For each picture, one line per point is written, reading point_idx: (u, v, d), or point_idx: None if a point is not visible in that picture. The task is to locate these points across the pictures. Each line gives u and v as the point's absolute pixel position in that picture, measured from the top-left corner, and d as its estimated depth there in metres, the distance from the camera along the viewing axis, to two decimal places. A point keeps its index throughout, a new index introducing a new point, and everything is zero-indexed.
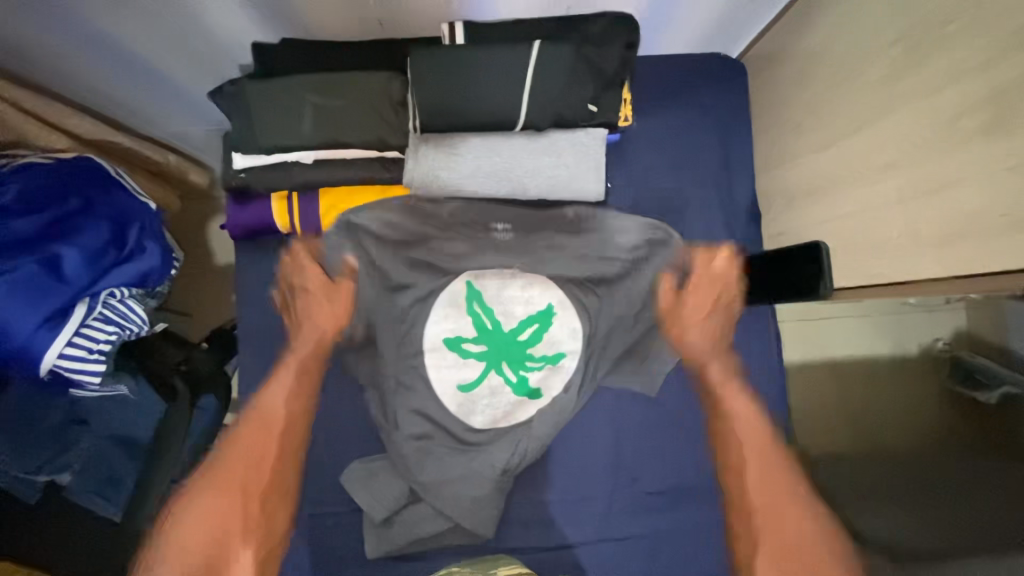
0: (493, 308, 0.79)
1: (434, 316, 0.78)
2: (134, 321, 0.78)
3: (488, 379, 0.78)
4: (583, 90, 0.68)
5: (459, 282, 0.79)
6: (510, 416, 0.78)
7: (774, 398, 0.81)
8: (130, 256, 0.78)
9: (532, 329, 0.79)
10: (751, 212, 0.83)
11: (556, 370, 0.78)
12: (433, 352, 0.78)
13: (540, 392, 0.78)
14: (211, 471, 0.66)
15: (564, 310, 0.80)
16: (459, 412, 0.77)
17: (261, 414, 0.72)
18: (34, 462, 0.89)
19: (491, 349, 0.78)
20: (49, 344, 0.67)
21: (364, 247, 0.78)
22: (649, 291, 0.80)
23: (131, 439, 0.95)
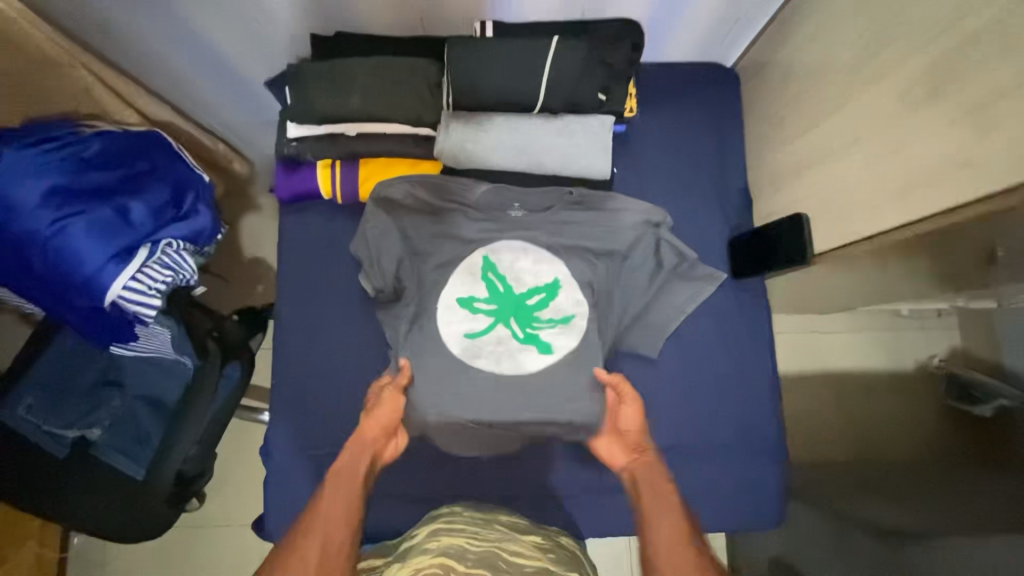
0: (506, 276, 0.83)
1: (450, 282, 0.83)
2: (186, 270, 0.84)
3: (496, 330, 0.81)
4: (594, 80, 0.79)
5: (475, 254, 0.84)
6: (515, 365, 0.81)
7: (764, 367, 0.90)
8: (187, 217, 0.87)
9: (539, 296, 0.83)
10: (742, 198, 0.93)
11: (565, 329, 0.82)
12: (446, 309, 0.82)
13: (550, 347, 0.81)
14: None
15: (571, 283, 0.83)
16: (463, 355, 0.81)
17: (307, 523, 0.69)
18: (69, 418, 1.07)
19: (501, 308, 0.82)
20: (115, 276, 0.75)
21: (397, 214, 0.87)
22: (645, 271, 0.88)
23: (158, 401, 1.12)
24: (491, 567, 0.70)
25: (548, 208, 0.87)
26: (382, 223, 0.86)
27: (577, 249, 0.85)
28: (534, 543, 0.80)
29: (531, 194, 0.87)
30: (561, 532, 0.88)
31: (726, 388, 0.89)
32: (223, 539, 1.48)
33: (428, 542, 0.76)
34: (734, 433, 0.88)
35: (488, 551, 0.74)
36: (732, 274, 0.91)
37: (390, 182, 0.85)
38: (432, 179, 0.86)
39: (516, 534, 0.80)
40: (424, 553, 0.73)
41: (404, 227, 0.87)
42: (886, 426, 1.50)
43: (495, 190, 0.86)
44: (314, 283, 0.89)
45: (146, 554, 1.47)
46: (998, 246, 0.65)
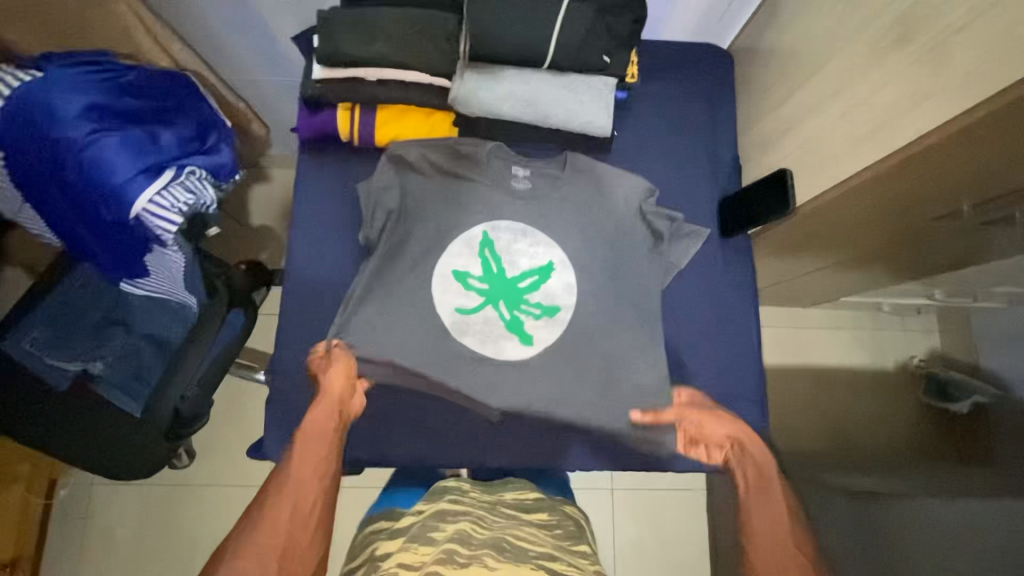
0: (501, 257, 0.89)
1: (451, 251, 0.88)
2: (206, 198, 0.89)
3: (485, 311, 0.87)
4: (599, 42, 0.85)
5: (476, 230, 0.89)
6: (497, 349, 0.87)
7: (748, 320, 0.97)
8: (209, 151, 0.92)
9: (531, 280, 0.88)
10: (732, 167, 1.00)
11: (552, 321, 0.88)
12: (440, 278, 0.87)
13: (531, 338, 0.87)
14: (249, 529, 0.69)
15: (562, 268, 0.89)
16: (451, 327, 0.87)
17: (281, 480, 0.75)
18: (74, 352, 1.09)
19: (492, 289, 0.88)
20: (141, 191, 0.80)
21: (405, 173, 0.91)
22: (643, 246, 0.92)
23: (163, 340, 1.14)
24: (495, 548, 0.77)
25: (555, 181, 0.92)
26: (389, 179, 0.91)
27: (574, 229, 0.90)
28: (539, 519, 0.89)
29: (541, 167, 0.92)
30: (573, 518, 0.93)
31: (712, 338, 0.96)
32: (211, 496, 1.50)
33: (434, 520, 0.82)
34: (722, 384, 0.94)
35: (491, 536, 0.80)
36: (720, 231, 0.97)
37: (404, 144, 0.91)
38: (446, 143, 0.91)
39: (521, 513, 0.89)
40: (428, 534, 0.79)
41: (411, 186, 0.91)
42: (866, 423, 1.59)
43: (496, 155, 0.91)
44: (332, 221, 0.95)
45: (133, 506, 1.48)
46: (958, 206, 0.75)
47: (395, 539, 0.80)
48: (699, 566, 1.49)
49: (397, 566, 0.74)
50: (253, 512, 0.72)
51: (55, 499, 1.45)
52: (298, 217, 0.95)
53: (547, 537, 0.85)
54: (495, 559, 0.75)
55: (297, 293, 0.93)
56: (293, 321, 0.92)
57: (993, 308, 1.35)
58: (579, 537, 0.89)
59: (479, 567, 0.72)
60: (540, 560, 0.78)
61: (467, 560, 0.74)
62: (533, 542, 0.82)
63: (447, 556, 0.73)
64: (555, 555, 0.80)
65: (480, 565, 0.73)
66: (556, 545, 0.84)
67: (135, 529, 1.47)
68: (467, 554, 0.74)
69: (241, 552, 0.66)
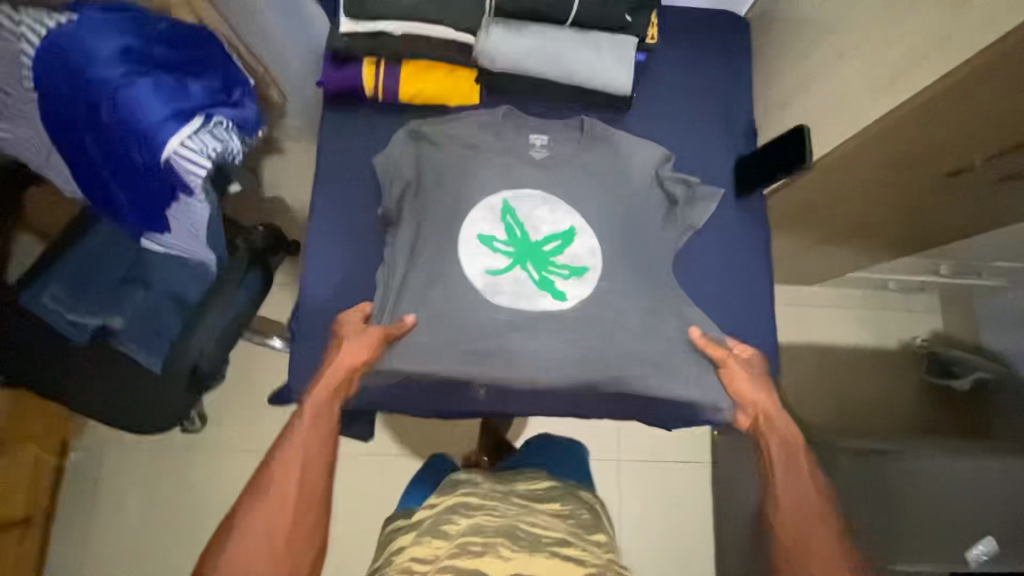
0: (524, 223, 0.87)
1: (475, 217, 0.87)
2: (232, 148, 0.91)
3: (514, 272, 0.86)
4: (621, 2, 0.87)
5: (498, 197, 0.88)
6: (532, 304, 0.86)
7: (762, 277, 0.99)
8: (236, 105, 0.93)
9: (555, 244, 0.87)
10: (747, 130, 1.02)
11: (582, 280, 0.87)
12: (465, 241, 0.87)
13: (564, 295, 0.86)
14: (248, 512, 0.70)
15: (584, 231, 0.88)
16: (483, 288, 0.86)
17: (279, 460, 0.74)
18: (92, 307, 1.10)
19: (518, 251, 0.86)
20: (171, 134, 0.82)
21: (421, 147, 0.93)
22: (664, 212, 0.93)
23: (183, 298, 1.15)
24: (508, 537, 0.80)
25: (575, 151, 0.93)
26: (407, 154, 0.94)
27: (598, 192, 0.90)
28: (551, 508, 0.91)
29: (559, 138, 0.94)
30: (586, 506, 0.96)
31: (729, 294, 0.97)
32: (221, 461, 1.51)
33: (449, 515, 0.85)
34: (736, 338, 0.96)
35: (506, 524, 0.83)
36: (735, 192, 1.00)
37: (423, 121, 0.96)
38: (462, 117, 0.94)
39: (532, 504, 0.91)
40: (444, 528, 0.83)
41: (429, 156, 0.92)
42: (870, 402, 1.61)
43: (510, 120, 0.94)
44: (355, 174, 0.97)
45: (143, 469, 1.50)
46: (970, 160, 0.79)
47: (411, 534, 0.86)
48: (703, 538, 1.51)
49: (410, 559, 0.79)
50: (251, 489, 0.72)
51: (68, 460, 1.48)
52: (323, 168, 0.97)
53: (562, 522, 0.87)
54: (508, 548, 0.77)
55: (319, 243, 0.95)
56: (316, 270, 0.94)
57: (996, 287, 1.37)
58: (594, 527, 0.90)
59: (493, 557, 0.75)
60: (556, 549, 0.80)
61: (482, 548, 0.77)
62: (549, 528, 0.84)
63: (460, 549, 0.77)
64: (568, 540, 0.83)
65: (495, 555, 0.76)
66: (573, 532, 0.86)
67: (146, 492, 1.49)
68: (483, 542, 0.78)
69: (240, 533, 0.68)
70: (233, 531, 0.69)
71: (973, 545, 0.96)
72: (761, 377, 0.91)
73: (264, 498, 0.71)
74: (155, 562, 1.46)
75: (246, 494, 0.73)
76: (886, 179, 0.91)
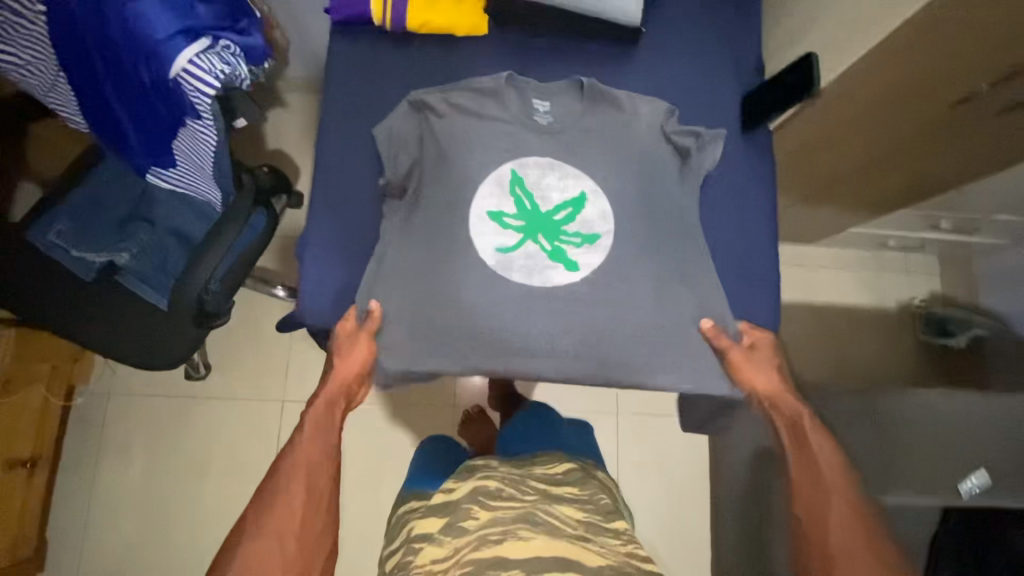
0: (533, 193, 0.87)
1: (481, 194, 0.86)
2: (240, 73, 0.91)
3: (525, 246, 0.86)
4: None
5: (504, 168, 0.87)
6: (544, 279, 0.85)
7: (766, 210, 0.99)
8: (241, 33, 0.91)
9: (566, 212, 0.87)
10: (756, 65, 1.02)
11: (594, 248, 0.86)
12: (476, 220, 0.86)
13: (576, 265, 0.86)
14: (259, 516, 0.80)
15: (595, 196, 0.88)
16: (496, 266, 0.85)
17: (284, 466, 0.84)
18: (98, 245, 1.11)
19: (528, 224, 0.86)
20: (180, 51, 0.82)
21: (425, 118, 0.91)
22: (677, 165, 0.94)
23: (186, 235, 1.17)
24: (527, 522, 0.86)
25: (578, 114, 0.91)
26: (410, 125, 0.92)
27: (605, 155, 0.90)
28: (570, 493, 0.98)
29: (560, 99, 0.92)
30: (602, 490, 1.03)
31: (733, 226, 0.98)
32: (226, 407, 1.53)
33: (469, 502, 0.90)
34: (738, 270, 0.97)
35: (525, 511, 0.88)
36: (742, 127, 1.00)
37: (424, 89, 0.93)
38: (466, 88, 0.91)
39: (552, 488, 0.98)
40: (466, 516, 0.88)
41: (434, 129, 0.90)
42: (863, 361, 1.64)
43: (514, 87, 0.91)
44: (363, 101, 0.96)
45: (148, 413, 1.52)
46: (976, 84, 0.81)
47: (434, 520, 0.91)
48: (701, 489, 1.54)
49: (430, 559, 0.85)
50: (263, 491, 0.83)
51: (73, 404, 1.50)
52: (330, 94, 0.96)
53: (578, 513, 0.93)
54: (529, 530, 0.84)
55: (326, 169, 0.95)
56: (322, 195, 0.94)
57: (996, 247, 1.38)
58: (613, 513, 0.97)
59: (514, 541, 0.82)
60: (570, 534, 0.86)
61: (500, 536, 0.83)
62: (566, 517, 0.90)
63: (480, 542, 0.83)
64: (587, 537, 0.88)
65: (514, 539, 0.82)
66: (588, 520, 0.92)
67: (150, 437, 1.51)
68: (500, 530, 0.84)
69: (251, 534, 0.78)
70: (246, 532, 0.78)
71: (966, 479, 0.99)
72: (772, 366, 0.93)
73: (275, 502, 0.81)
74: (159, 506, 1.48)
75: (260, 497, 0.82)
76: (892, 104, 0.92)
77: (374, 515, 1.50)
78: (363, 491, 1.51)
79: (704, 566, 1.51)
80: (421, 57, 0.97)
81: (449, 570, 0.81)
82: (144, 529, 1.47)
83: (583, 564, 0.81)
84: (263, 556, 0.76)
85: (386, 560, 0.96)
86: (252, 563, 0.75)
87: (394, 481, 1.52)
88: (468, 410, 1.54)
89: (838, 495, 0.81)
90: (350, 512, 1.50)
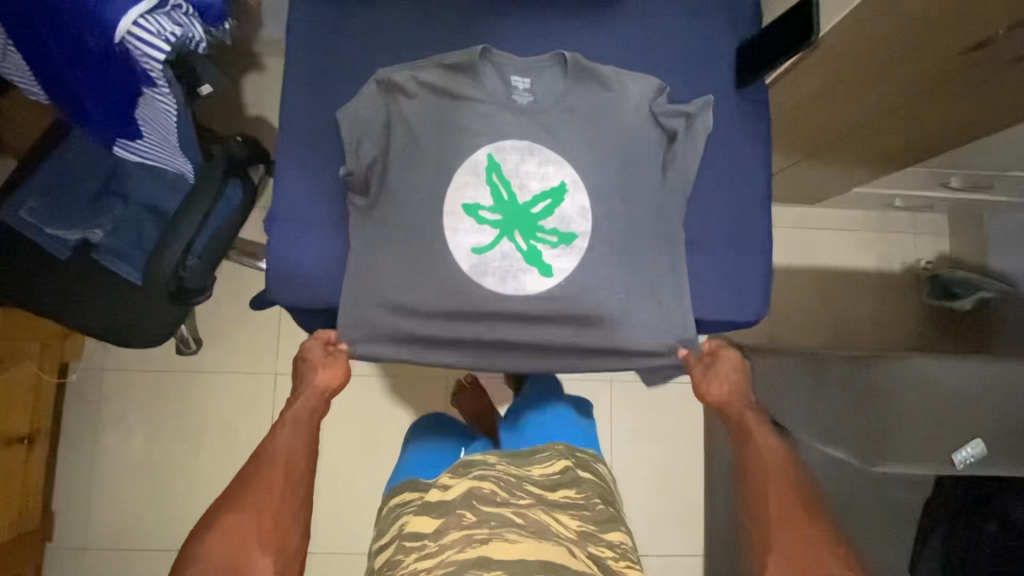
0: (510, 181, 0.84)
1: (456, 181, 0.83)
2: (194, 33, 0.86)
3: (500, 245, 0.83)
4: None
5: (480, 154, 0.84)
6: (517, 284, 0.83)
7: (761, 173, 0.93)
8: None
9: (544, 205, 0.83)
10: (754, 15, 0.94)
11: (570, 250, 0.83)
12: (451, 216, 0.83)
13: (551, 269, 0.83)
14: (240, 495, 0.86)
15: (575, 188, 0.84)
16: (470, 270, 0.82)
17: (266, 455, 0.92)
18: (71, 222, 1.08)
19: (505, 219, 0.83)
20: (124, 11, 0.77)
21: (394, 100, 0.85)
22: (666, 145, 0.88)
23: (157, 207, 1.11)
24: (515, 524, 0.86)
25: (559, 94, 0.86)
26: (377, 105, 0.85)
27: (584, 138, 0.85)
28: (567, 498, 0.99)
29: (542, 75, 0.86)
30: (601, 494, 1.03)
31: (727, 192, 0.91)
32: (217, 381, 1.53)
33: (462, 508, 0.90)
34: (730, 238, 0.91)
35: (514, 513, 0.89)
36: (737, 83, 0.92)
37: (391, 67, 0.86)
38: (438, 64, 0.85)
39: (548, 494, 0.98)
40: (457, 521, 0.88)
41: (403, 113, 0.84)
42: (864, 325, 1.60)
43: (489, 62, 0.86)
44: (328, 64, 0.89)
45: (143, 387, 1.52)
46: (993, 29, 0.75)
47: (426, 520, 0.91)
48: (694, 455, 1.55)
49: (415, 556, 0.86)
50: (246, 476, 0.89)
51: (67, 380, 1.50)
52: (292, 58, 0.90)
53: (574, 521, 0.94)
54: (517, 534, 0.84)
55: (291, 139, 0.89)
56: (288, 169, 0.88)
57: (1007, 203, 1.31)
58: (608, 523, 0.97)
59: (500, 542, 0.82)
60: (562, 538, 0.87)
61: (487, 536, 0.84)
62: (560, 524, 0.91)
63: (467, 539, 0.84)
64: (571, 539, 0.89)
65: (500, 540, 0.83)
66: (583, 529, 0.93)
67: (146, 412, 1.52)
68: (486, 531, 0.85)
69: (231, 509, 0.84)
70: (229, 508, 0.84)
71: (960, 449, 0.99)
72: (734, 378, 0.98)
73: (257, 483, 0.88)
74: (159, 478, 1.51)
75: (243, 480, 0.89)
76: (900, 54, 0.85)
77: (369, 485, 1.52)
78: (358, 462, 1.53)
79: (695, 531, 1.53)
80: (389, 13, 0.90)
81: (432, 569, 0.81)
82: (144, 501, 1.50)
83: (568, 566, 0.81)
84: (243, 528, 0.82)
85: (376, 554, 0.96)
86: (231, 532, 0.81)
87: (389, 452, 1.53)
88: (462, 379, 1.51)
89: (777, 474, 0.85)
90: (345, 482, 1.52)
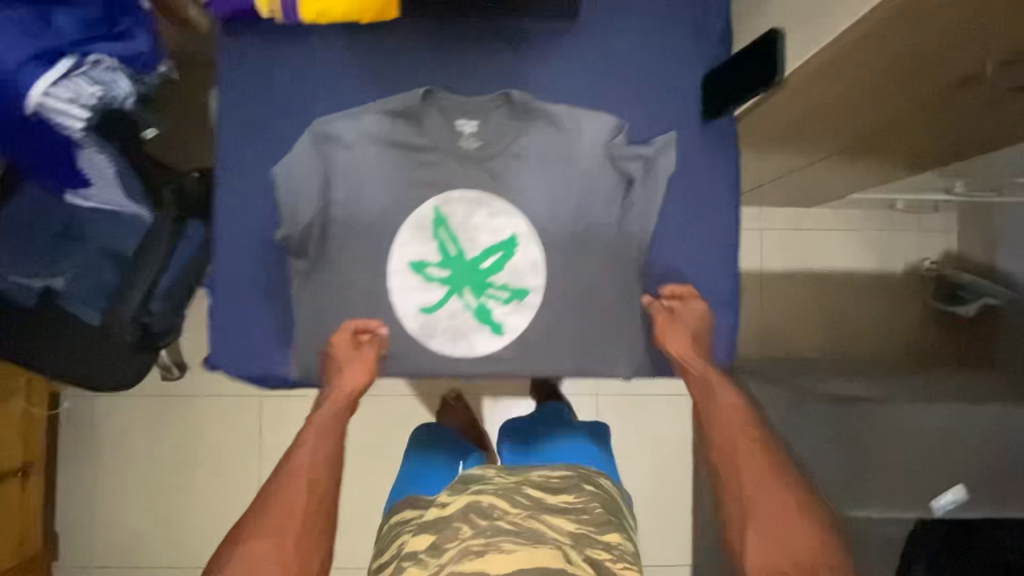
0: (459, 236, 0.82)
1: (401, 239, 0.82)
2: (119, 91, 0.89)
3: (449, 303, 0.82)
4: None
5: (426, 209, 0.82)
6: (467, 344, 0.82)
7: (726, 216, 0.86)
8: (119, 39, 0.89)
9: (495, 257, 0.81)
10: (720, 44, 0.87)
11: (523, 306, 0.82)
12: (399, 275, 0.82)
13: (502, 327, 0.82)
14: (255, 519, 0.68)
15: (527, 239, 0.82)
16: (418, 331, 0.82)
17: (292, 465, 0.75)
18: (31, 268, 1.00)
19: (454, 275, 0.82)
20: (35, 77, 0.79)
21: (331, 152, 0.81)
22: (624, 189, 0.83)
23: (118, 249, 1.03)
24: (512, 532, 0.75)
25: (508, 139, 0.83)
26: (310, 157, 0.80)
27: (535, 186, 0.82)
28: (565, 501, 0.87)
29: (489, 118, 0.83)
30: (602, 499, 0.91)
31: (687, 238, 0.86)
32: (203, 406, 1.55)
33: (459, 520, 0.79)
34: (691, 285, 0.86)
35: (518, 522, 0.76)
36: (704, 114, 0.86)
37: (328, 116, 0.82)
38: (381, 112, 0.82)
39: (547, 496, 0.87)
40: (452, 534, 0.76)
41: (341, 166, 0.80)
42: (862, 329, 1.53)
43: (434, 106, 0.83)
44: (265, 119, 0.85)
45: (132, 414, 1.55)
46: (977, 66, 0.68)
47: (422, 537, 0.80)
48: (683, 468, 1.53)
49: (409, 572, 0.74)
50: (258, 502, 0.72)
51: (60, 411, 1.53)
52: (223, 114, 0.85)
53: (571, 522, 0.82)
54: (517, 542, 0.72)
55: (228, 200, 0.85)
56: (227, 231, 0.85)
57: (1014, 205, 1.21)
58: (608, 523, 0.84)
59: (496, 553, 0.70)
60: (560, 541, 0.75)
61: (484, 546, 0.72)
62: (558, 528, 0.79)
63: (461, 553, 0.72)
64: (575, 545, 0.76)
65: (497, 551, 0.71)
66: (580, 531, 0.80)
67: (137, 437, 1.54)
68: (483, 540, 0.73)
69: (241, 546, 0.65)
70: (247, 535, 0.67)
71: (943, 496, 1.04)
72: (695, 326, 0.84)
73: (280, 497, 0.71)
74: (152, 500, 1.54)
75: (263, 497, 0.72)
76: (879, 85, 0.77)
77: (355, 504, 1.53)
78: None
79: (686, 540, 1.53)
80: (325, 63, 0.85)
81: None
82: (139, 523, 1.54)
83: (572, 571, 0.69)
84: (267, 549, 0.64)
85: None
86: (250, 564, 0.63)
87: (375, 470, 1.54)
88: (446, 396, 1.48)
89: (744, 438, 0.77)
90: None
